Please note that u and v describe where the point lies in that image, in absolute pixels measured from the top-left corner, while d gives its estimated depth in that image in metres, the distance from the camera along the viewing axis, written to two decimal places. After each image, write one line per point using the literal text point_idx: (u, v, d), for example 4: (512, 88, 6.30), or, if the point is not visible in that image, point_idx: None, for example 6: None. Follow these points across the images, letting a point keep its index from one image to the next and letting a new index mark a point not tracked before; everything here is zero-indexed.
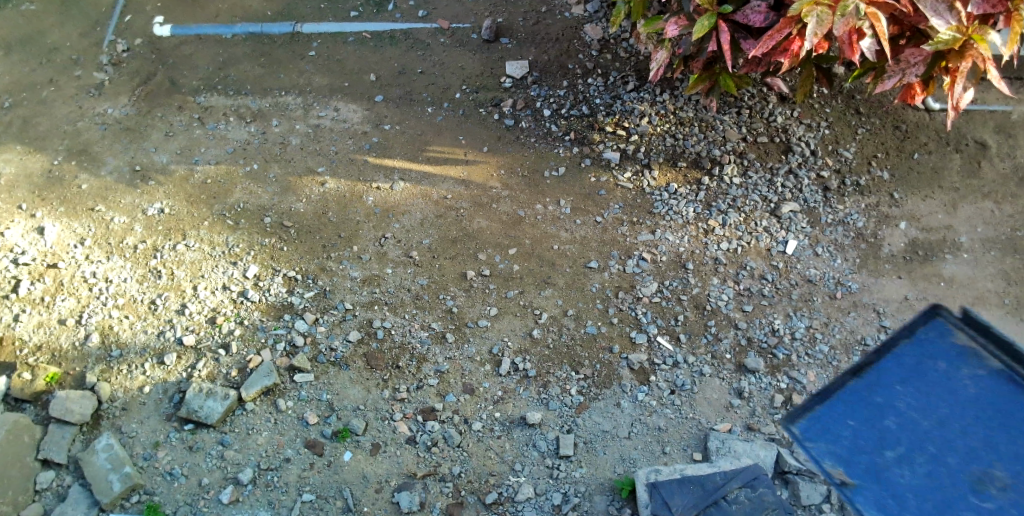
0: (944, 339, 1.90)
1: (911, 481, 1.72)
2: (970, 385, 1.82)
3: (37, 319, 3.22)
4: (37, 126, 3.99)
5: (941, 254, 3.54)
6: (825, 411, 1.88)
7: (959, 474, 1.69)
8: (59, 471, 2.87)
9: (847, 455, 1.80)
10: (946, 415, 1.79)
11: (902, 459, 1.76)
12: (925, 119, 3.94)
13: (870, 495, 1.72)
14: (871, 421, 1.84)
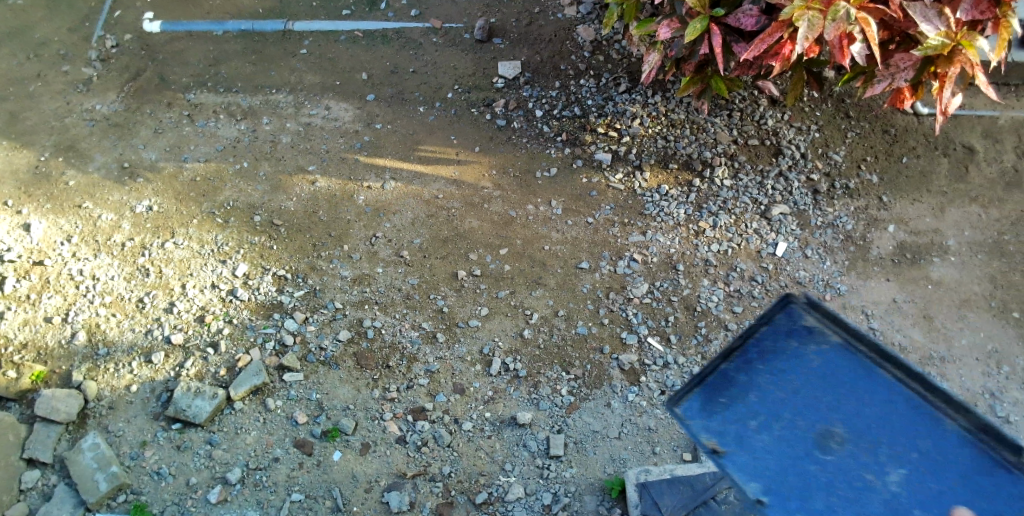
0: (797, 323, 1.84)
1: (774, 448, 1.70)
2: (816, 357, 1.79)
3: (22, 316, 3.19)
4: (23, 122, 3.96)
5: (929, 257, 3.57)
6: (707, 395, 1.83)
7: (805, 433, 1.70)
8: (44, 471, 2.84)
9: (729, 438, 1.75)
10: (816, 393, 1.74)
11: (762, 428, 1.74)
12: (913, 123, 3.97)
13: (738, 465, 1.70)
14: (741, 394, 1.80)
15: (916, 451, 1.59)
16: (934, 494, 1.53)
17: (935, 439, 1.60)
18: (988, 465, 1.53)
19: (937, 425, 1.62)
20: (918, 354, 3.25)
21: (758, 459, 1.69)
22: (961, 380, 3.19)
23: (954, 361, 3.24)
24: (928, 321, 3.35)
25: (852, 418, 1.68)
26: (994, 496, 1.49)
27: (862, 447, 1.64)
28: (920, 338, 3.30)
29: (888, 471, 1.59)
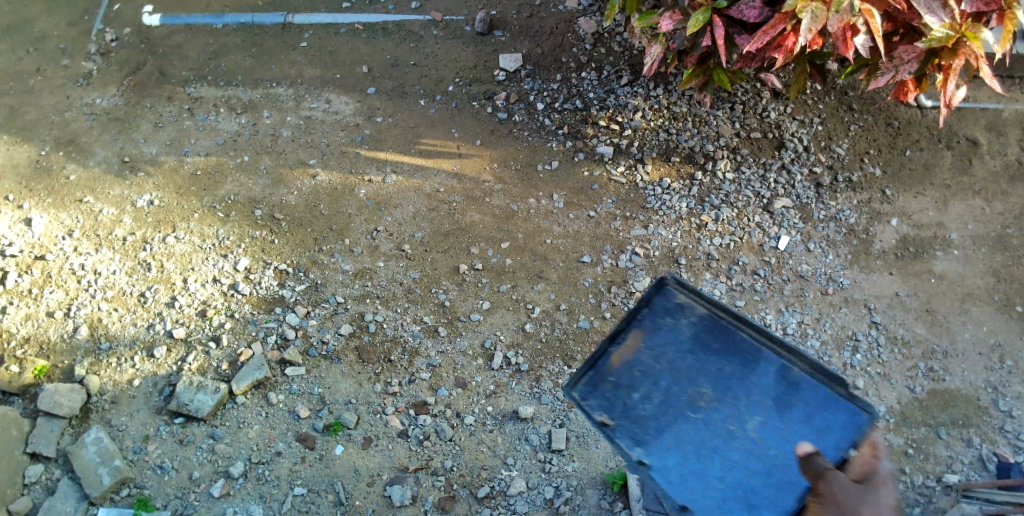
0: (669, 300, 2.20)
1: (655, 414, 2.04)
2: (684, 327, 2.14)
3: (24, 311, 3.19)
4: (24, 116, 3.95)
5: (932, 250, 3.56)
6: (596, 374, 2.13)
7: (679, 396, 2.05)
8: (47, 465, 2.84)
9: (616, 410, 2.06)
10: (687, 359, 2.10)
11: (645, 397, 2.07)
12: (917, 116, 3.95)
13: (624, 433, 2.02)
14: (626, 368, 2.12)
15: (770, 398, 2.00)
16: (784, 432, 1.95)
17: (783, 386, 2.01)
18: (826, 400, 1.96)
19: (783, 373, 2.02)
20: (920, 348, 3.25)
21: (640, 425, 2.03)
22: (964, 374, 3.19)
23: (957, 355, 3.24)
24: (931, 315, 3.35)
25: (716, 377, 2.05)
26: (825, 423, 1.93)
27: (724, 403, 2.01)
28: (923, 332, 3.30)
29: (748, 420, 1.98)
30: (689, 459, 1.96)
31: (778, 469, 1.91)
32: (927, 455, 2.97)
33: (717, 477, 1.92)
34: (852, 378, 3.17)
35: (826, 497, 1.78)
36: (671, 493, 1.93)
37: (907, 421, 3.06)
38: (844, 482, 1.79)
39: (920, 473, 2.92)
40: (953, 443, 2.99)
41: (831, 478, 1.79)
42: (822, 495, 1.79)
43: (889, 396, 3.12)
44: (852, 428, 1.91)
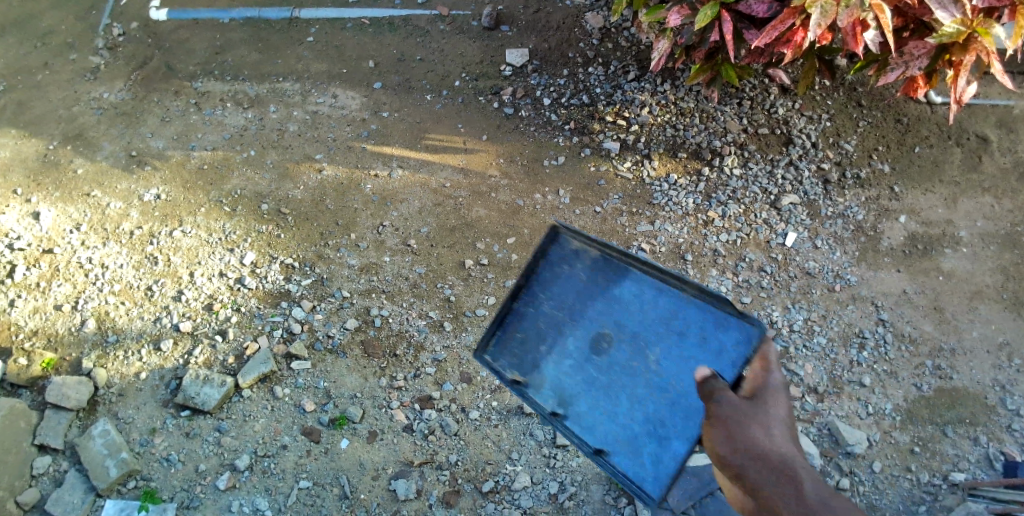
0: (565, 249, 2.33)
1: (564, 363, 2.24)
2: (581, 274, 2.29)
3: (32, 304, 3.21)
4: (31, 110, 3.97)
5: (940, 248, 3.54)
6: (506, 333, 2.34)
7: (583, 342, 2.23)
8: (55, 457, 2.86)
9: (528, 367, 2.28)
10: (587, 305, 2.26)
11: (553, 349, 2.27)
12: (927, 112, 3.91)
13: (537, 388, 2.24)
14: (534, 325, 2.32)
15: (667, 329, 2.12)
16: (682, 359, 2.08)
17: (679, 314, 2.12)
18: (718, 320, 2.03)
19: (676, 301, 2.13)
20: (928, 346, 3.23)
21: (552, 376, 2.24)
22: (971, 373, 3.17)
23: (965, 353, 3.22)
24: (939, 313, 3.33)
25: (616, 319, 2.21)
26: (719, 345, 2.01)
27: (625, 341, 2.18)
28: (931, 330, 3.28)
29: (648, 353, 2.14)
30: (599, 400, 2.16)
31: (679, 395, 2.05)
32: (934, 454, 2.95)
33: (625, 411, 2.12)
34: (859, 375, 3.15)
35: (712, 417, 1.74)
36: (585, 433, 2.14)
37: (914, 418, 3.04)
38: (731, 400, 1.75)
39: (926, 470, 2.91)
40: (960, 441, 2.98)
41: (716, 397, 1.76)
42: (711, 417, 1.75)
43: (896, 393, 3.11)
44: (744, 343, 1.96)
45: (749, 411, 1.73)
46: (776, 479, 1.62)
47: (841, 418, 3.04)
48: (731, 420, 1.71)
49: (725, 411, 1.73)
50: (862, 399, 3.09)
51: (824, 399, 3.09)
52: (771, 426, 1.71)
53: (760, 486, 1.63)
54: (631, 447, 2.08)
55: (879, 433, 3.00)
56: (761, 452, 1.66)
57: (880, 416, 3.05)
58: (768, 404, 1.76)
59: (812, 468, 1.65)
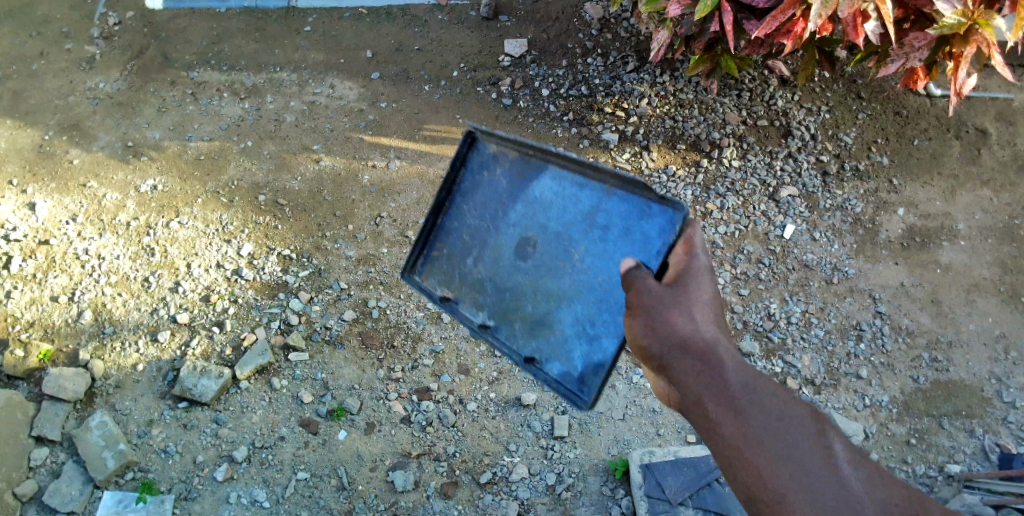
0: (484, 155, 2.30)
1: (491, 274, 2.24)
2: (501, 178, 2.25)
3: (29, 296, 3.20)
4: (26, 100, 3.94)
5: (938, 240, 3.54)
6: (434, 249, 2.37)
7: (509, 249, 2.21)
8: (52, 448, 2.85)
9: (456, 283, 2.30)
10: (509, 211, 2.23)
11: (479, 261, 2.27)
12: (926, 105, 3.91)
13: (465, 302, 2.27)
14: (459, 238, 2.32)
15: (591, 225, 2.07)
16: (606, 254, 2.03)
17: (602, 207, 2.06)
18: (642, 210, 1.97)
19: (598, 194, 2.07)
20: (926, 339, 3.24)
21: (479, 289, 2.25)
22: (968, 365, 3.18)
23: (962, 346, 3.23)
24: (936, 306, 3.33)
25: (539, 221, 2.17)
26: (644, 235, 1.96)
27: (549, 244, 2.14)
28: (928, 323, 3.29)
29: (573, 253, 2.09)
30: (528, 306, 2.15)
31: (606, 293, 2.01)
32: (929, 446, 2.97)
33: (553, 315, 2.10)
34: (856, 367, 3.16)
35: (632, 305, 1.72)
36: (516, 342, 2.16)
37: (910, 411, 3.06)
38: (652, 287, 1.73)
39: (921, 462, 2.92)
40: (956, 434, 2.99)
41: (638, 285, 1.74)
42: (632, 307, 1.73)
43: (893, 385, 3.12)
44: (668, 230, 1.90)
45: (670, 295, 1.71)
46: (695, 361, 1.61)
47: (838, 410, 3.04)
48: (652, 308, 1.69)
49: (646, 298, 1.71)
50: (859, 391, 3.10)
51: (821, 391, 3.09)
52: (691, 308, 1.69)
53: (679, 369, 1.62)
54: (562, 351, 2.07)
55: (876, 425, 3.01)
56: (682, 336, 1.64)
57: (876, 408, 3.06)
58: (688, 284, 1.73)
59: (731, 347, 1.65)
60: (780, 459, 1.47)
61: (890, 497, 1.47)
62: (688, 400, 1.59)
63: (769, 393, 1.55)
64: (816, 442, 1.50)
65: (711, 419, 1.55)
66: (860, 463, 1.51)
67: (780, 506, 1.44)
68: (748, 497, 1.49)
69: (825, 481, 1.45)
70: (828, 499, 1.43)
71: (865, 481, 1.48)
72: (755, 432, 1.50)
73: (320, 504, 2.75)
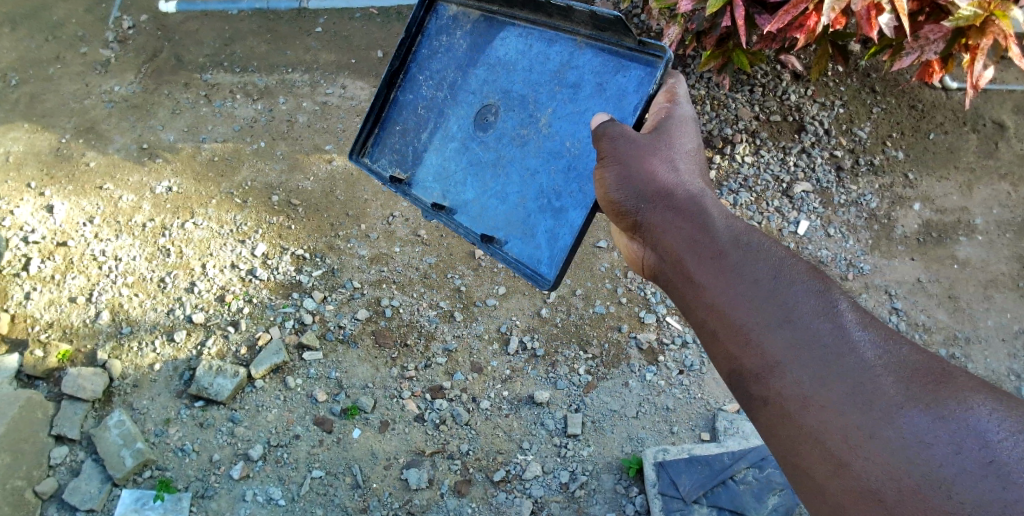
0: (445, 21, 2.44)
1: (447, 147, 2.34)
2: (462, 43, 2.38)
3: (48, 296, 3.24)
4: (44, 103, 3.99)
5: (955, 236, 3.50)
6: (389, 125, 2.50)
7: (470, 120, 2.31)
8: (72, 447, 2.89)
9: (409, 163, 2.42)
10: (470, 77, 2.34)
11: (436, 134, 2.38)
12: (942, 98, 3.86)
13: (418, 182, 2.38)
14: (414, 112, 2.45)
15: (558, 85, 2.14)
16: (575, 114, 2.08)
17: (572, 64, 2.13)
18: (617, 64, 2.02)
19: (568, 53, 2.14)
20: (943, 335, 3.21)
21: (435, 166, 2.36)
22: (986, 362, 3.15)
23: (980, 342, 3.19)
24: (953, 302, 3.30)
25: (500, 87, 2.26)
26: (619, 89, 2.00)
27: (514, 111, 2.21)
28: (945, 319, 3.25)
29: (540, 118, 2.15)
30: (489, 180, 2.23)
31: (574, 159, 2.05)
32: None
33: (515, 189, 2.16)
34: None
35: (608, 158, 1.74)
36: (475, 223, 2.23)
37: None
38: (629, 138, 1.75)
39: None
40: None
41: (613, 135, 1.76)
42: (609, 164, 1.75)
43: None
44: (644, 82, 1.95)
45: (647, 146, 1.72)
46: (677, 218, 1.58)
47: None
48: (627, 158, 1.72)
49: (623, 150, 1.73)
50: None
51: None
52: (671, 161, 1.70)
53: (659, 225, 1.60)
54: (525, 230, 2.12)
55: None
56: (661, 190, 1.65)
57: None
58: (670, 139, 1.74)
59: (717, 198, 1.60)
60: (765, 314, 1.31)
61: (917, 363, 1.18)
62: (673, 264, 1.54)
63: (758, 248, 1.40)
64: (816, 298, 1.29)
65: (692, 278, 1.47)
66: (878, 325, 1.24)
67: (765, 374, 1.28)
68: (730, 366, 1.35)
69: (824, 342, 1.24)
70: (824, 361, 1.22)
71: (883, 344, 1.21)
72: (738, 287, 1.37)
73: (334, 502, 2.76)
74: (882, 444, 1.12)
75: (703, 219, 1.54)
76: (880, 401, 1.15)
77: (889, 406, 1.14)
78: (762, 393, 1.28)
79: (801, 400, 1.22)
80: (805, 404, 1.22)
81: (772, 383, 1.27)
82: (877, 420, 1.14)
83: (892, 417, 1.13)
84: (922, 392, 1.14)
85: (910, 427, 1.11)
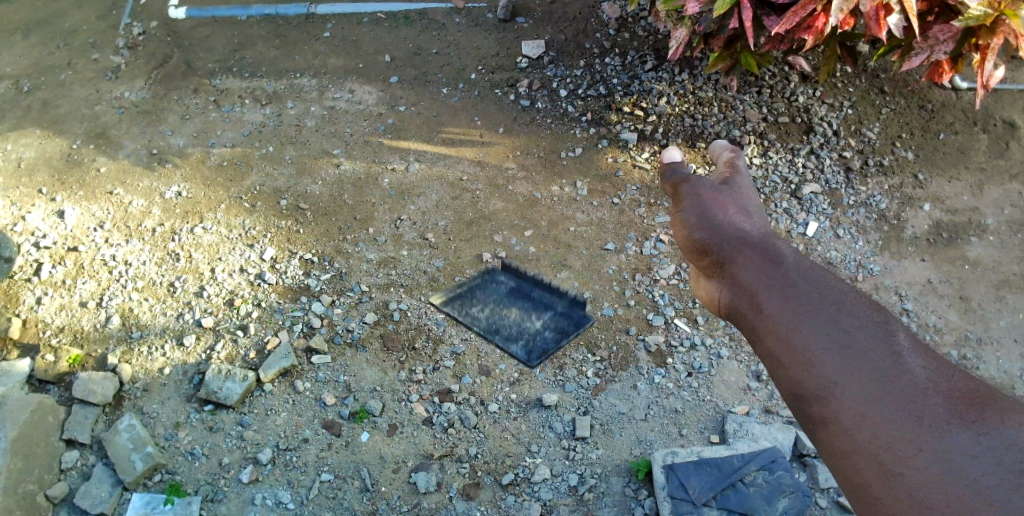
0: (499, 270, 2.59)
1: (489, 319, 2.39)
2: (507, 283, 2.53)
3: (59, 301, 3.26)
4: (54, 109, 4.02)
5: (966, 236, 3.49)
6: (456, 295, 2.47)
7: (502, 315, 2.40)
8: (82, 451, 2.89)
9: (463, 316, 2.39)
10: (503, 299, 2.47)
11: (486, 311, 2.42)
12: (951, 98, 3.87)
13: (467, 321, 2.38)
14: (474, 299, 2.48)
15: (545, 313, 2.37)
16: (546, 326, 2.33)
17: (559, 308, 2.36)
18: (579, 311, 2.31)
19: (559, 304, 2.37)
20: (954, 336, 3.18)
21: (476, 319, 2.38)
22: (999, 363, 3.12)
23: (991, 343, 3.17)
24: (964, 302, 3.28)
25: (520, 306, 2.43)
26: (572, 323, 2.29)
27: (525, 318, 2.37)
28: (956, 320, 3.23)
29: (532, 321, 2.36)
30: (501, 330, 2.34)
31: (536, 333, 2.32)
32: None
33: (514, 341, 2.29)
34: None
35: (687, 199, 1.86)
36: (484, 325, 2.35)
37: None
38: (707, 184, 1.88)
39: None
40: None
41: (694, 181, 1.89)
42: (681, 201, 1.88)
43: None
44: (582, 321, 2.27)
45: (723, 199, 1.82)
46: (745, 249, 1.62)
47: None
48: (706, 207, 1.80)
49: (702, 196, 1.84)
50: None
51: None
52: (744, 213, 1.76)
53: (730, 258, 1.63)
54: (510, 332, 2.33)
55: None
56: (733, 231, 1.70)
57: None
58: (737, 196, 1.83)
59: (777, 236, 1.67)
60: (823, 338, 1.32)
61: (967, 387, 1.19)
62: (737, 293, 1.56)
63: (820, 279, 1.45)
64: (875, 327, 1.31)
65: (755, 303, 1.49)
66: (932, 355, 1.26)
67: (822, 392, 1.26)
68: (788, 388, 1.33)
69: (881, 363, 1.25)
70: (880, 381, 1.22)
71: (936, 371, 1.23)
72: (801, 311, 1.39)
73: (344, 505, 2.76)
74: (932, 456, 1.10)
75: (767, 254, 1.59)
76: (930, 417, 1.15)
77: (940, 421, 1.14)
78: (820, 412, 1.25)
79: (856, 418, 1.20)
80: (858, 420, 1.20)
81: (829, 400, 1.25)
82: (928, 433, 1.13)
83: (942, 432, 1.12)
84: (970, 410, 1.14)
85: (959, 441, 1.10)
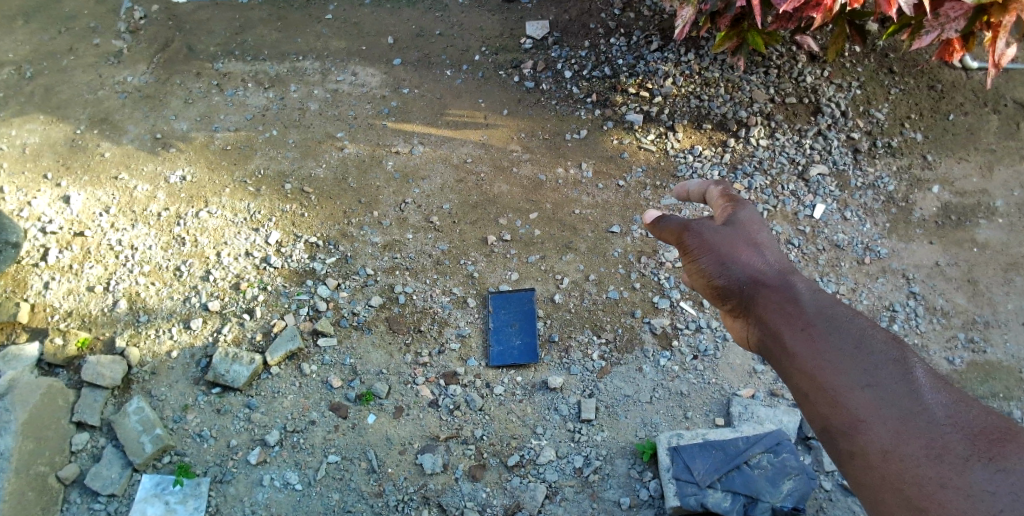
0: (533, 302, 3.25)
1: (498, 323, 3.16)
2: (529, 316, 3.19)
3: (67, 286, 3.29)
4: (58, 95, 4.02)
5: (975, 218, 3.45)
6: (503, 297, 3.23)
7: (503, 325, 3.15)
8: (92, 433, 2.93)
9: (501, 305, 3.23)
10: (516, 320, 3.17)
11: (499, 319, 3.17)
12: (961, 78, 3.82)
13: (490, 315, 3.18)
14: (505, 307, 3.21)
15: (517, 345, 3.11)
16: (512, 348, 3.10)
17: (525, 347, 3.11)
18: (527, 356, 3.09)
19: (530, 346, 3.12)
20: (962, 319, 3.16)
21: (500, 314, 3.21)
22: (1006, 345, 3.10)
23: (1000, 326, 3.15)
24: (973, 286, 3.26)
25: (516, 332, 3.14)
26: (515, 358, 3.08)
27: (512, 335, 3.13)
28: (964, 303, 3.21)
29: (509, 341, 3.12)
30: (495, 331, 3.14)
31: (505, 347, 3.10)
32: None
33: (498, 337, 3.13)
34: None
35: (696, 249, 1.76)
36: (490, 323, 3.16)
37: None
38: (712, 227, 1.77)
39: None
40: None
41: (697, 229, 1.78)
42: (692, 250, 1.77)
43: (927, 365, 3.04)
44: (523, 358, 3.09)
45: (734, 239, 1.73)
46: (768, 290, 1.61)
47: None
48: (719, 250, 1.72)
49: (712, 242, 1.74)
50: None
51: None
52: (761, 249, 1.71)
53: (754, 301, 1.62)
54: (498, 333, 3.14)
55: None
56: (753, 272, 1.66)
57: None
58: (748, 230, 1.75)
59: (801, 273, 1.65)
60: (848, 380, 1.39)
61: (985, 422, 1.28)
62: (762, 334, 1.58)
63: (843, 320, 1.48)
64: (895, 365, 1.38)
65: (785, 347, 1.51)
66: (950, 388, 1.34)
67: (849, 430, 1.36)
68: (820, 425, 1.42)
69: (904, 403, 1.33)
70: (902, 420, 1.31)
71: (954, 405, 1.31)
72: (828, 358, 1.43)
73: (351, 487, 2.79)
74: (954, 493, 1.21)
75: (788, 294, 1.58)
76: (949, 455, 1.25)
77: (960, 459, 1.23)
78: (849, 448, 1.36)
79: (882, 454, 1.31)
80: (885, 457, 1.30)
81: (857, 440, 1.34)
82: (950, 471, 1.23)
83: (961, 469, 1.22)
84: (988, 446, 1.24)
85: (979, 477, 1.20)
